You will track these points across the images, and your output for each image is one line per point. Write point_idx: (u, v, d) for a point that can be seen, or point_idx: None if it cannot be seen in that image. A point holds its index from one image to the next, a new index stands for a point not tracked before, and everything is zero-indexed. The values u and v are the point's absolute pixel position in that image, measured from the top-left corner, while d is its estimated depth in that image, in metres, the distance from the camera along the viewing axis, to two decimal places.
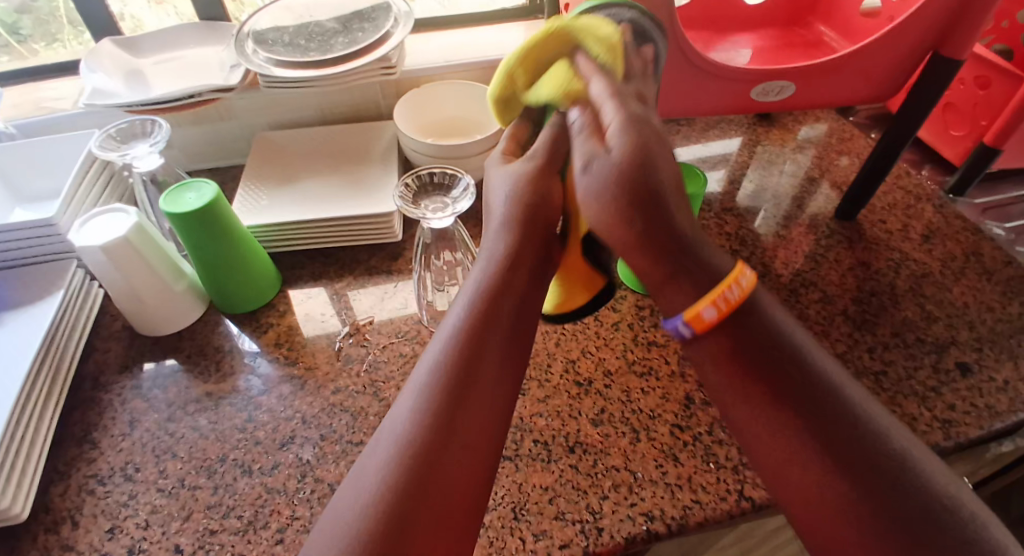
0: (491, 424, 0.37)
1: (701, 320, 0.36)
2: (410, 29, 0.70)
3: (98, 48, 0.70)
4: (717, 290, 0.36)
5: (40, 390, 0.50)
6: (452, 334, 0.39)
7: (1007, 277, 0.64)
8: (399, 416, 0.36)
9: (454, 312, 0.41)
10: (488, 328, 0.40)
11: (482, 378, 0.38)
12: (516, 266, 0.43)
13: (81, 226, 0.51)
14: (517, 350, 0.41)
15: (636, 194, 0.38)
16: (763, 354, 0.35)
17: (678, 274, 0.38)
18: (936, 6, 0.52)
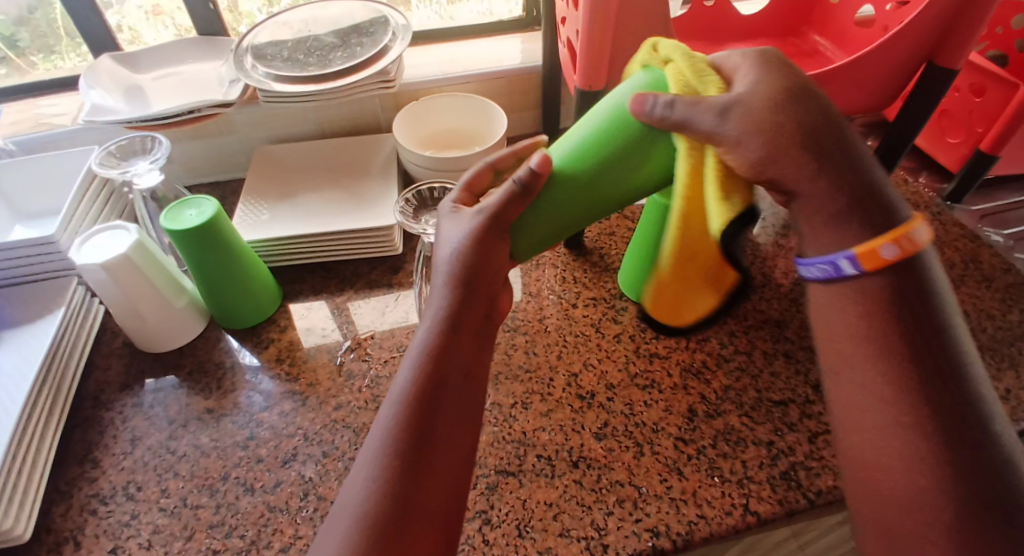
0: (450, 486, 0.38)
1: (877, 258, 0.37)
2: (409, 43, 0.70)
3: (97, 65, 0.71)
4: (897, 232, 0.38)
5: (42, 409, 0.50)
6: (402, 397, 0.39)
7: (1006, 284, 0.64)
8: (355, 488, 0.36)
9: (402, 373, 0.41)
10: (435, 396, 0.39)
11: (435, 443, 0.38)
12: (461, 323, 0.42)
13: (82, 244, 0.51)
14: (465, 415, 0.40)
15: (798, 120, 0.38)
16: (913, 318, 0.37)
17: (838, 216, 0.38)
18: (930, 17, 0.52)
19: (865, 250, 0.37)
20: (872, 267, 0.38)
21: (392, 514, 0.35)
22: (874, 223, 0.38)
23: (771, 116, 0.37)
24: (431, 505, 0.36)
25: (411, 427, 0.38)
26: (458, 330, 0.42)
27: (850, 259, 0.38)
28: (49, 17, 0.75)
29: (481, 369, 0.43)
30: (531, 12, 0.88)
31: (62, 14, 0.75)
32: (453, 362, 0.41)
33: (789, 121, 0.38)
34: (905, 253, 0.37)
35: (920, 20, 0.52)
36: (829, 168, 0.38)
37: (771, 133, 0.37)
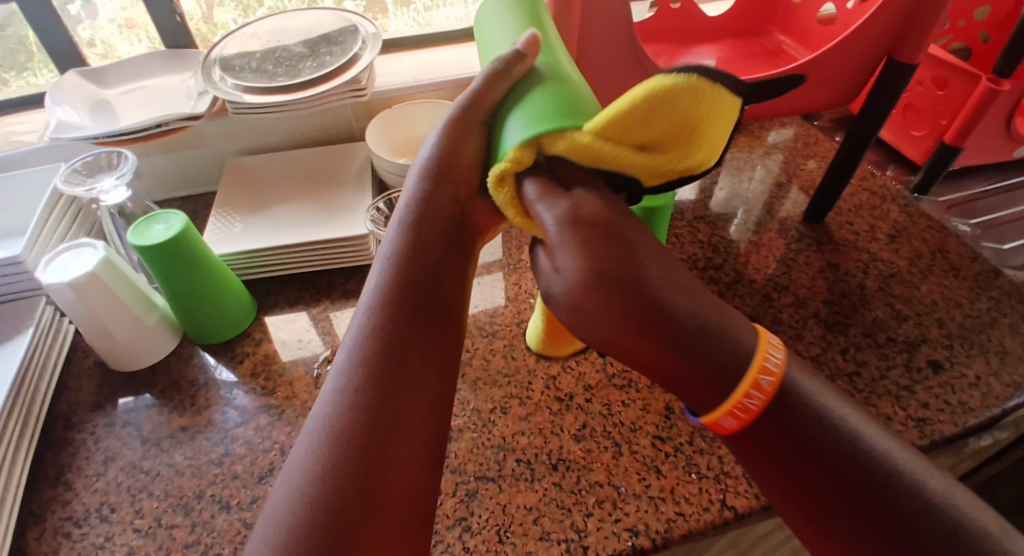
0: (425, 407, 0.38)
1: (721, 427, 0.33)
2: (379, 51, 0.70)
3: (62, 80, 0.70)
4: (735, 397, 0.32)
5: (12, 433, 0.49)
6: (370, 308, 0.40)
7: (973, 273, 0.66)
8: (322, 403, 0.37)
9: (371, 286, 0.41)
10: (410, 298, 0.40)
11: (407, 361, 0.38)
12: (429, 234, 0.43)
13: (47, 264, 0.50)
14: (444, 319, 0.41)
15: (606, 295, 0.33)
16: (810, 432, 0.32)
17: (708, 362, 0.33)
18: (885, 14, 0.53)
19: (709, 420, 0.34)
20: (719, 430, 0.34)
21: (365, 430, 0.35)
22: (721, 369, 0.33)
23: (605, 283, 0.33)
24: (401, 423, 0.36)
25: (380, 342, 0.38)
26: (428, 238, 0.43)
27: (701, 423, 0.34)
28: (20, 33, 0.74)
29: (459, 272, 0.43)
30: None
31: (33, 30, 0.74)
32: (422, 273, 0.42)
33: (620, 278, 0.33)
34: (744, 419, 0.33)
35: (879, 17, 0.54)
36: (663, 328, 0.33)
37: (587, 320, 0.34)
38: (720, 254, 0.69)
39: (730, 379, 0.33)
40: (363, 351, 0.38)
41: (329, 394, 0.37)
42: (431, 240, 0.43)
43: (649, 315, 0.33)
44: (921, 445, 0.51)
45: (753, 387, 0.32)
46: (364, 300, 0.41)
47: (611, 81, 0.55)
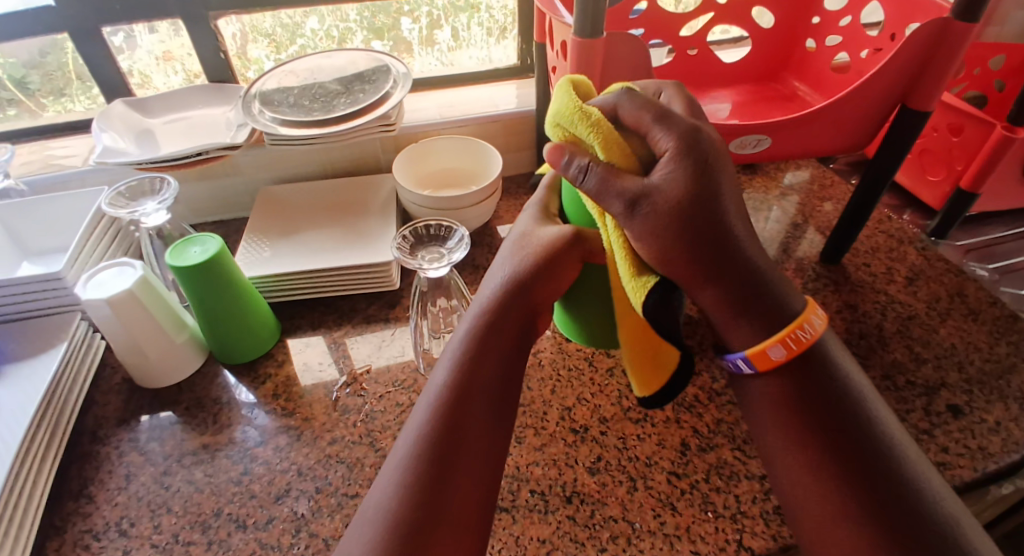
0: (476, 503, 0.40)
1: (766, 358, 0.40)
2: (409, 90, 0.73)
3: (109, 110, 0.74)
4: (789, 330, 0.40)
5: (40, 443, 0.50)
6: (436, 397, 0.43)
7: (993, 317, 0.66)
8: (383, 487, 0.40)
9: (435, 379, 0.44)
10: (470, 392, 0.43)
11: (465, 450, 0.41)
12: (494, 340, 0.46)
13: (87, 281, 0.53)
14: (501, 410, 0.44)
15: (688, 227, 0.38)
16: (816, 394, 0.40)
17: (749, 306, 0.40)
18: (897, 64, 0.55)
19: (754, 352, 0.40)
20: (764, 366, 0.40)
21: (423, 505, 0.38)
22: (769, 322, 0.40)
23: (675, 224, 0.38)
24: (457, 507, 0.39)
25: (439, 445, 0.41)
26: (493, 340, 0.46)
27: (746, 359, 0.41)
28: (60, 60, 0.79)
29: (516, 366, 0.47)
30: (525, 61, 0.93)
31: (72, 54, 0.78)
32: (483, 372, 0.44)
33: (696, 218, 0.38)
34: (796, 351, 0.40)
35: (892, 68, 0.55)
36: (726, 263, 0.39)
37: (670, 240, 0.38)
38: None
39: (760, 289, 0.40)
40: (425, 439, 0.41)
41: (394, 472, 0.40)
42: (494, 340, 0.46)
43: (715, 257, 0.39)
44: None
45: (805, 323, 0.40)
46: (426, 395, 0.44)
47: None
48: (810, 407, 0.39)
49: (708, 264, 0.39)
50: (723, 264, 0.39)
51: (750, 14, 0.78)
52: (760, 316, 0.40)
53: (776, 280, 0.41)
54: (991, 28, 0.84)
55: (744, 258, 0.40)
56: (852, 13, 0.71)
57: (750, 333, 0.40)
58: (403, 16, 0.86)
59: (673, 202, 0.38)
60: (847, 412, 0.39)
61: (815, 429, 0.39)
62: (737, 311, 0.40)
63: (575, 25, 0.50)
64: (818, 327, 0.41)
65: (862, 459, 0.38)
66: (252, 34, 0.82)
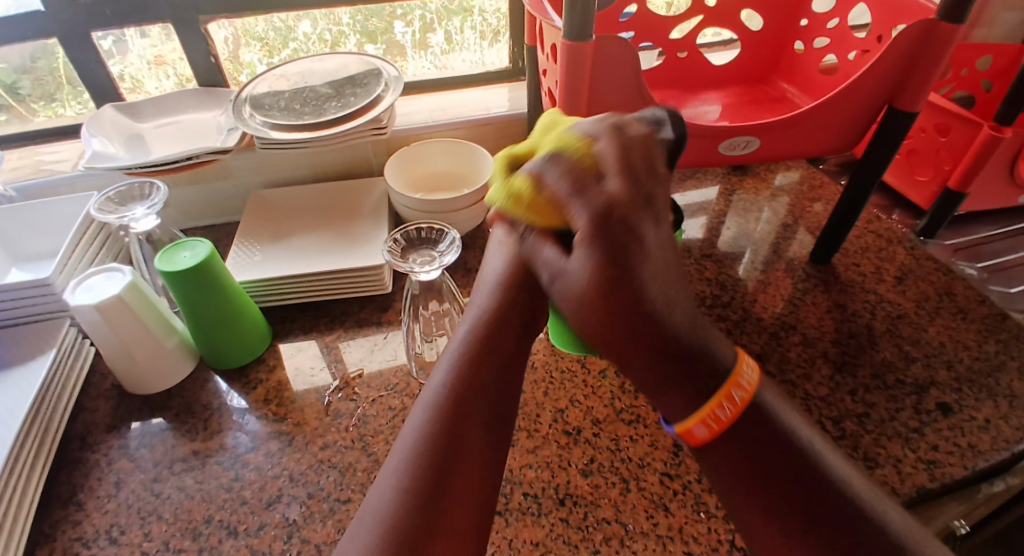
0: (476, 500, 0.41)
1: (692, 438, 0.35)
2: (400, 93, 0.74)
3: (99, 114, 0.73)
4: (707, 408, 0.34)
5: (29, 449, 0.50)
6: (434, 402, 0.43)
7: (981, 315, 0.66)
8: (382, 486, 0.40)
9: (437, 376, 0.45)
10: (473, 388, 0.44)
11: (464, 454, 0.41)
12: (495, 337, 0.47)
13: (76, 286, 0.52)
14: (502, 406, 0.45)
15: (619, 254, 0.34)
16: (764, 450, 0.35)
17: (673, 366, 0.35)
18: (884, 65, 0.56)
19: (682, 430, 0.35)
20: (694, 442, 0.35)
21: (421, 508, 0.38)
22: (696, 390, 0.34)
23: (597, 302, 0.35)
24: (455, 508, 0.39)
25: (441, 441, 0.41)
26: (491, 347, 0.47)
27: (674, 435, 0.36)
28: (52, 66, 0.78)
29: (517, 362, 0.48)
30: (517, 64, 0.94)
31: (63, 61, 0.78)
32: (484, 368, 0.46)
33: (611, 282, 0.34)
34: (718, 429, 0.35)
35: (879, 68, 0.56)
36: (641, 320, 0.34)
37: (600, 287, 0.35)
38: (727, 291, 0.70)
39: (665, 357, 0.34)
40: (424, 442, 0.41)
41: (390, 478, 0.40)
42: (493, 346, 0.47)
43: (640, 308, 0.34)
44: (932, 488, 0.51)
45: (728, 396, 0.34)
46: (428, 391, 0.44)
47: None
48: (755, 474, 0.34)
49: (627, 333, 0.34)
50: (642, 331, 0.34)
51: (739, 16, 0.78)
52: (685, 387, 0.35)
53: (694, 334, 0.35)
54: (979, 29, 0.85)
55: (665, 316, 0.34)
56: (839, 15, 0.71)
57: (677, 405, 0.35)
58: (395, 20, 0.86)
59: (597, 281, 0.35)
60: (801, 465, 0.34)
61: (762, 501, 0.34)
62: (663, 380, 0.35)
63: (564, 28, 0.50)
64: (750, 383, 0.35)
65: (824, 518, 0.33)
66: (244, 38, 0.82)
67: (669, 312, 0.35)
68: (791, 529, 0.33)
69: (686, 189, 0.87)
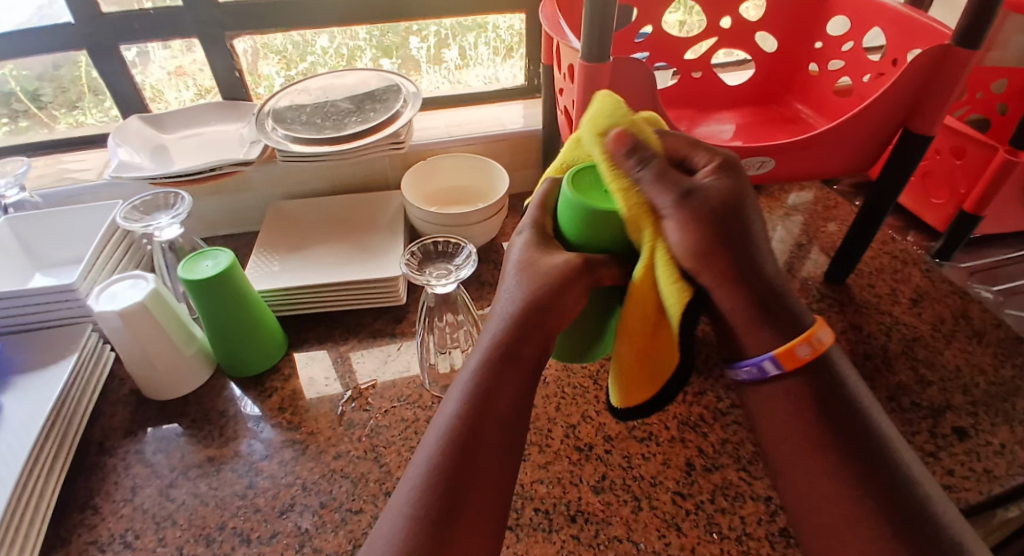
0: (484, 539, 0.39)
1: (794, 357, 0.39)
2: (418, 108, 0.75)
3: (126, 126, 0.76)
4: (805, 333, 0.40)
5: (48, 453, 0.50)
6: (445, 434, 0.41)
7: (998, 339, 0.66)
8: (389, 521, 0.39)
9: (448, 408, 0.42)
10: (483, 423, 0.41)
11: (473, 488, 0.39)
12: (511, 364, 0.43)
13: (101, 293, 0.53)
14: (514, 440, 0.42)
15: (722, 218, 0.39)
16: (833, 397, 0.39)
17: (765, 315, 0.40)
18: (898, 89, 0.56)
19: (783, 351, 0.39)
20: (791, 365, 0.40)
21: (431, 542, 0.37)
22: (787, 326, 0.40)
23: (713, 220, 0.39)
24: (465, 543, 0.38)
25: (447, 480, 0.39)
26: (507, 371, 0.43)
27: (772, 359, 0.40)
28: (73, 74, 0.81)
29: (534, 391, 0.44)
30: (532, 81, 0.95)
31: (86, 68, 0.80)
32: (498, 399, 0.42)
33: (722, 213, 0.39)
34: (816, 351, 0.40)
35: (893, 91, 0.56)
36: (745, 272, 0.40)
37: (709, 236, 0.39)
38: None
39: (767, 297, 0.40)
40: (433, 473, 0.40)
41: (402, 505, 0.39)
42: (508, 371, 0.43)
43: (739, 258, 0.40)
44: None
45: (810, 339, 0.40)
46: (439, 423, 0.42)
47: None
48: (821, 406, 0.39)
49: (734, 261, 0.40)
50: (747, 265, 0.40)
51: (753, 38, 0.79)
52: (778, 321, 0.40)
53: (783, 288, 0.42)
54: (992, 52, 0.85)
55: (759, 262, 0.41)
56: (853, 38, 0.72)
57: (771, 334, 0.40)
58: (411, 36, 0.88)
59: (718, 201, 0.40)
60: (859, 427, 0.39)
61: (823, 432, 0.39)
62: (757, 313, 0.40)
63: (582, 49, 0.51)
64: (830, 338, 0.41)
65: (872, 467, 0.37)
66: (264, 50, 0.84)
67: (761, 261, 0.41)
68: (842, 457, 0.38)
69: None
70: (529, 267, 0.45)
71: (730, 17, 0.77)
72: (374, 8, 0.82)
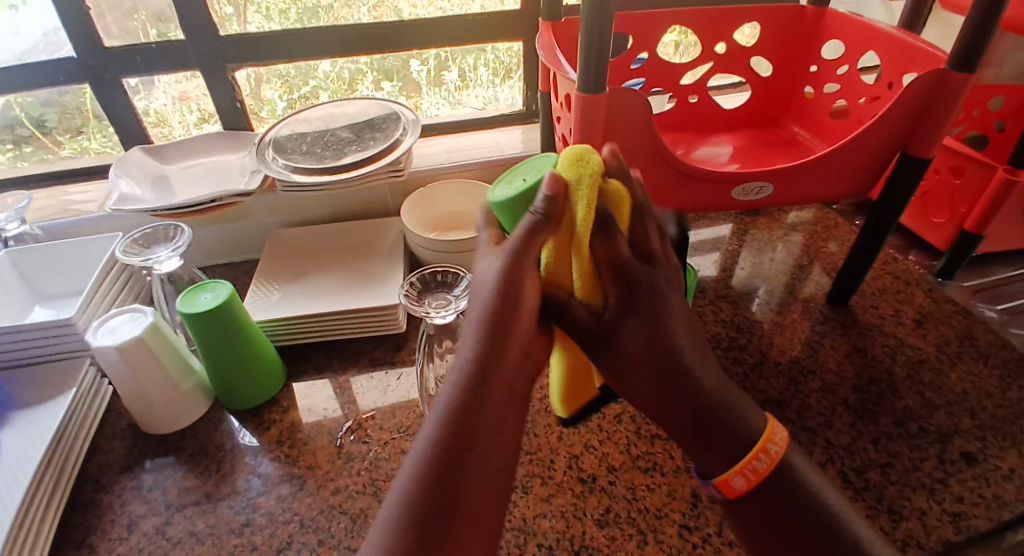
0: None
1: (729, 487, 0.42)
2: (418, 136, 0.75)
3: (128, 157, 0.76)
4: (746, 460, 0.42)
5: (45, 491, 0.50)
6: (421, 461, 0.36)
7: (1004, 360, 0.65)
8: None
9: (424, 433, 0.38)
10: (462, 446, 0.37)
11: (451, 528, 0.35)
12: (488, 386, 0.39)
13: (99, 327, 0.53)
14: (499, 466, 0.38)
15: (654, 347, 0.43)
16: (783, 507, 0.41)
17: (708, 439, 0.43)
18: (893, 116, 0.56)
19: (720, 481, 0.42)
20: (729, 494, 0.42)
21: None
22: (725, 452, 0.42)
23: (647, 347, 0.43)
24: None
25: (424, 514, 0.35)
26: (487, 397, 0.38)
27: (714, 486, 0.43)
28: (78, 101, 0.81)
29: (514, 413, 0.40)
30: (531, 105, 0.96)
31: (90, 98, 0.81)
32: (476, 421, 0.38)
33: (647, 349, 0.43)
34: (754, 481, 0.42)
35: (889, 118, 0.57)
36: (678, 396, 0.43)
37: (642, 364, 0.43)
38: (744, 334, 0.69)
39: (702, 417, 0.43)
40: (403, 515, 0.35)
41: (372, 547, 0.34)
42: (488, 396, 0.38)
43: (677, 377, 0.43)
44: (958, 542, 0.49)
45: (763, 451, 0.42)
46: (413, 450, 0.37)
47: (632, 171, 0.59)
48: (775, 520, 0.41)
49: (668, 391, 0.43)
50: (685, 393, 0.43)
51: (749, 62, 0.80)
52: (716, 448, 0.42)
53: (729, 406, 0.43)
54: (988, 70, 0.86)
55: (698, 383, 0.43)
56: (849, 62, 0.73)
57: (715, 461, 0.43)
58: (412, 59, 0.88)
59: (642, 328, 0.44)
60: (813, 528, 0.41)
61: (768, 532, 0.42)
62: (702, 436, 0.43)
63: (579, 81, 0.52)
64: (776, 454, 0.42)
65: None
66: (266, 76, 0.85)
67: (700, 380, 0.44)
68: None
69: (698, 228, 0.87)
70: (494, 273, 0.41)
71: (726, 43, 0.78)
72: (374, 35, 0.83)
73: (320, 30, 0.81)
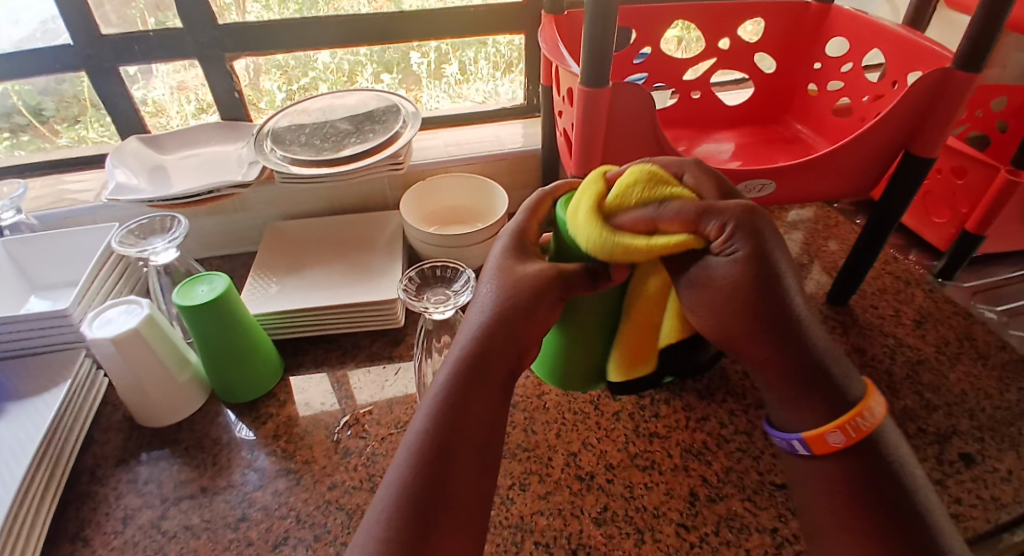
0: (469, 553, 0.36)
1: (824, 444, 0.37)
2: (418, 128, 0.75)
3: (125, 147, 0.75)
4: (847, 417, 0.37)
5: (40, 482, 0.49)
6: (416, 449, 0.38)
7: (1002, 361, 0.65)
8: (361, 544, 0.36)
9: (419, 421, 0.39)
10: (458, 434, 0.38)
11: (447, 506, 0.37)
12: (482, 380, 0.40)
13: (94, 319, 0.53)
14: (491, 454, 0.39)
15: (758, 290, 0.37)
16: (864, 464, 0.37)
17: (807, 384, 0.38)
18: (899, 114, 0.56)
19: (812, 436, 0.38)
20: (821, 449, 0.38)
21: None
22: (826, 398, 0.37)
23: (748, 295, 0.37)
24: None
25: (420, 495, 0.36)
26: (477, 390, 0.40)
27: (802, 441, 0.38)
28: (75, 89, 0.80)
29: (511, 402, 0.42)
30: (532, 100, 0.95)
31: (88, 87, 0.80)
32: (469, 411, 0.39)
33: (758, 285, 0.37)
34: (854, 438, 0.37)
35: (893, 119, 0.56)
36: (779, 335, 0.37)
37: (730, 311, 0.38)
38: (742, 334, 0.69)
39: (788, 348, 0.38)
40: (402, 495, 0.37)
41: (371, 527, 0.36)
42: (483, 386, 0.40)
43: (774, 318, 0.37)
44: None
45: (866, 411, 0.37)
46: (410, 439, 0.39)
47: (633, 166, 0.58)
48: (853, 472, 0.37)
49: (777, 341, 0.37)
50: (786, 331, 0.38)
51: (753, 59, 0.79)
52: (817, 393, 0.38)
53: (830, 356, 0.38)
54: (992, 70, 0.85)
55: (806, 337, 0.38)
56: (853, 60, 0.72)
57: (806, 409, 0.38)
58: (412, 51, 0.87)
59: (732, 284, 0.37)
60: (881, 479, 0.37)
61: (852, 513, 0.37)
62: (800, 382, 0.38)
63: (582, 74, 0.51)
64: (881, 413, 0.38)
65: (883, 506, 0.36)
66: (265, 66, 0.84)
67: (807, 333, 0.38)
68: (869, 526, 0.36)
69: None
70: (503, 275, 0.43)
71: (729, 39, 0.77)
72: (374, 27, 0.82)
73: (320, 21, 0.80)
